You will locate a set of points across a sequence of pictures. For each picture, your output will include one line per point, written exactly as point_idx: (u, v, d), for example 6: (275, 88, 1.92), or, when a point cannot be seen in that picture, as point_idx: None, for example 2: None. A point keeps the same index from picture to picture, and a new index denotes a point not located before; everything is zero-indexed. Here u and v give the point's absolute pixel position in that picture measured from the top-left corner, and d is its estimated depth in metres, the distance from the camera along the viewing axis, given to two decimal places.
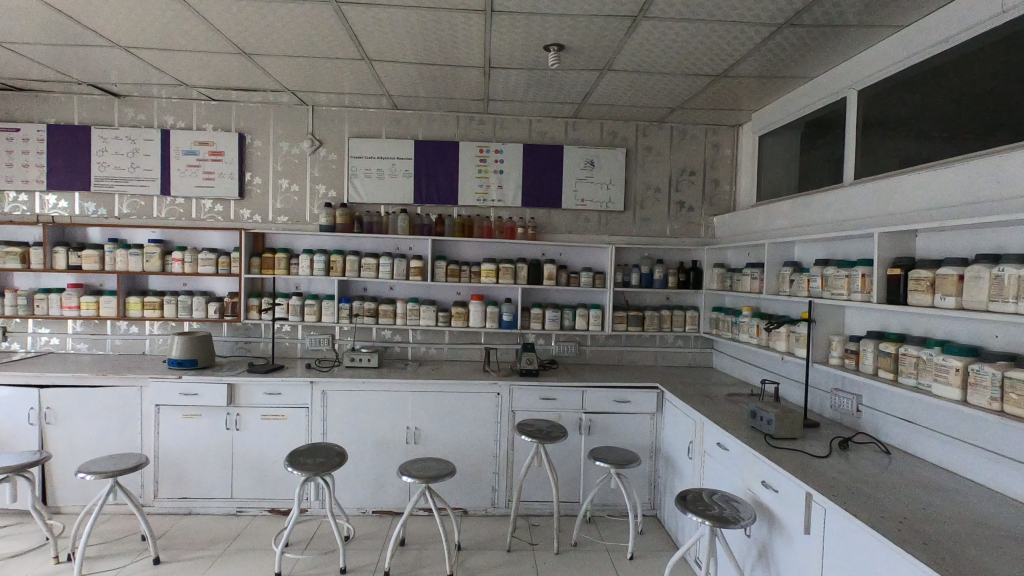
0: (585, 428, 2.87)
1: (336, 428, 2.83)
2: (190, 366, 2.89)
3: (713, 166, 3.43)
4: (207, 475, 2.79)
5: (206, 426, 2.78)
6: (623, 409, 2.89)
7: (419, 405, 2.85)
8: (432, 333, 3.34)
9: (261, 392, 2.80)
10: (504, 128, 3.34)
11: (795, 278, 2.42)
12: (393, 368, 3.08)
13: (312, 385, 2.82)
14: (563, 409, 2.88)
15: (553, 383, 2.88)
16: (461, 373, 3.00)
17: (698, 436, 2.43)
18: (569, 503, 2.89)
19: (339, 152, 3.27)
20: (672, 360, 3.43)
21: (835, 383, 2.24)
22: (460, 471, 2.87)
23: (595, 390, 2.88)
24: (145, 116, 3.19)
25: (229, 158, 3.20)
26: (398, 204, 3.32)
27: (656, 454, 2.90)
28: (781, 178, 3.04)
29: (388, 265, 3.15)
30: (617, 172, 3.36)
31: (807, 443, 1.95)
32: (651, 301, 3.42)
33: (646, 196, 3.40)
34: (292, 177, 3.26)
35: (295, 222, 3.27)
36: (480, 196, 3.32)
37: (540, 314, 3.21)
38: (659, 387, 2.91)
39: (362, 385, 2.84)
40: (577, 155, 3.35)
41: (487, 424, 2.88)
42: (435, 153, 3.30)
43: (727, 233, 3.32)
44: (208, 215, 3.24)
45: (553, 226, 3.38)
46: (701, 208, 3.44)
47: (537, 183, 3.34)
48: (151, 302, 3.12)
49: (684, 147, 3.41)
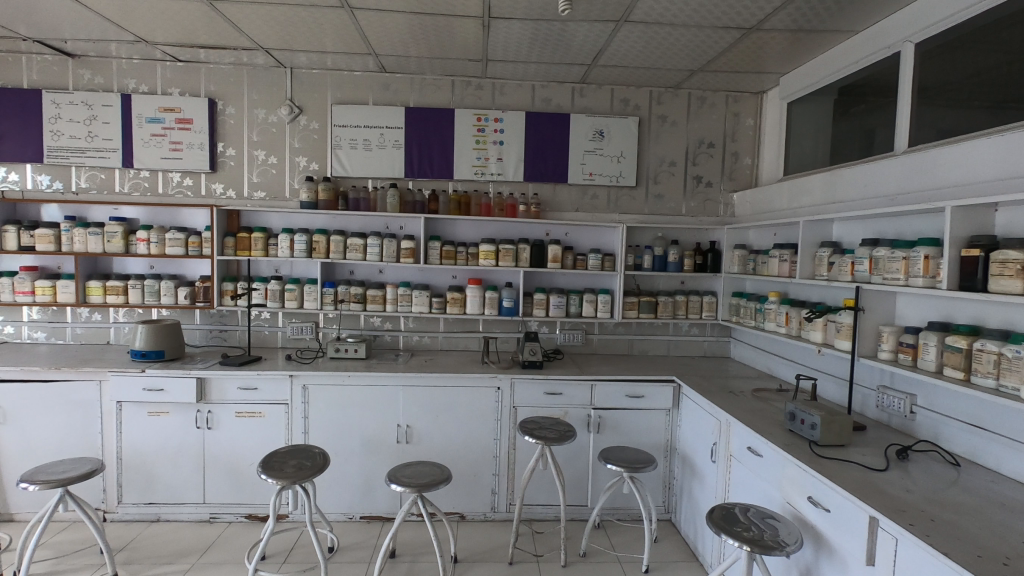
0: (594, 426, 2.61)
1: (319, 427, 2.56)
2: (155, 359, 2.60)
3: (733, 138, 3.13)
4: (177, 478, 2.53)
5: (174, 425, 2.51)
6: (635, 404, 2.63)
7: (411, 401, 2.58)
8: (425, 321, 3.05)
9: (235, 387, 2.52)
10: (504, 95, 3.02)
11: (834, 261, 2.14)
12: (382, 360, 2.80)
13: (292, 379, 2.55)
14: (570, 405, 2.62)
15: (559, 376, 2.61)
16: (457, 365, 2.73)
17: (723, 437, 2.17)
18: (577, 507, 2.64)
19: (321, 121, 2.95)
20: (687, 350, 3.16)
21: (882, 381, 1.96)
22: (456, 474, 2.61)
23: (606, 384, 2.62)
24: (103, 79, 2.85)
25: (198, 127, 2.88)
26: (387, 178, 3.00)
27: (671, 453, 2.65)
28: (812, 150, 2.73)
29: (377, 246, 2.86)
30: (629, 144, 3.05)
31: (857, 452, 1.69)
32: (664, 286, 3.14)
33: (660, 170, 3.10)
34: (269, 148, 2.93)
35: (274, 198, 2.95)
36: (478, 169, 3.01)
37: (544, 300, 2.93)
38: (676, 380, 2.65)
39: (348, 379, 2.56)
40: (584, 125, 3.04)
41: (487, 421, 2.62)
42: (428, 122, 2.98)
43: (749, 211, 3.03)
44: (177, 190, 2.92)
45: (558, 203, 3.07)
46: (720, 183, 3.14)
47: (540, 155, 3.02)
48: (113, 287, 2.81)
49: (703, 116, 3.10)
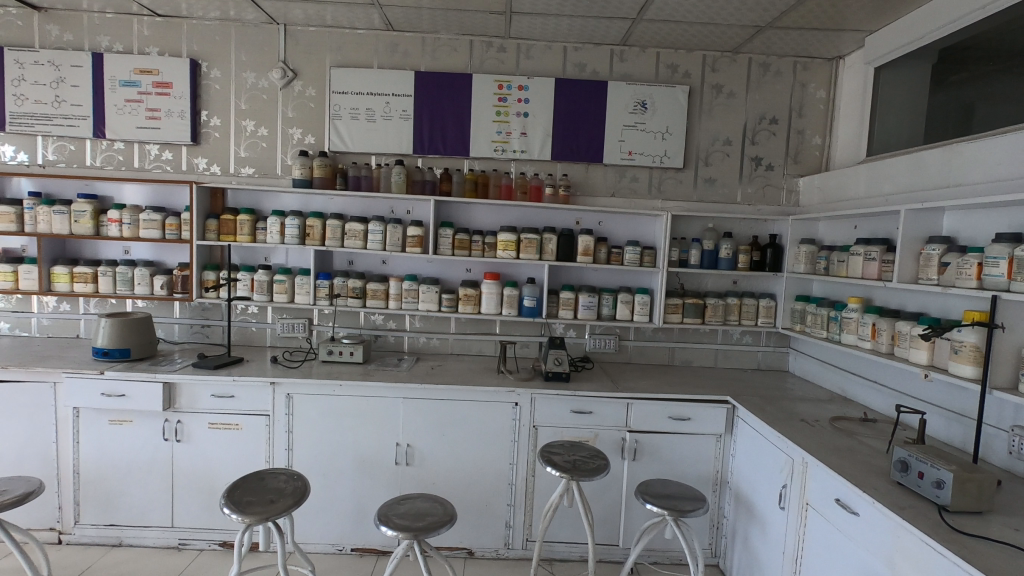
0: (630, 452, 2.19)
1: (305, 444, 2.19)
2: (119, 358, 2.24)
3: (800, 113, 2.64)
4: (141, 497, 2.18)
5: (138, 436, 2.16)
6: (680, 428, 2.20)
7: (414, 417, 2.19)
8: (435, 321, 2.65)
9: (208, 395, 2.16)
10: (529, 59, 2.58)
11: (950, 261, 1.67)
12: (382, 365, 2.41)
13: (274, 387, 2.17)
14: (601, 426, 2.20)
15: (588, 392, 2.18)
16: (469, 374, 2.33)
17: (797, 480, 1.73)
18: (606, 546, 2.23)
19: (318, 87, 2.56)
20: (737, 362, 2.71)
21: (1017, 421, 1.50)
22: (465, 503, 2.22)
23: (645, 404, 2.19)
24: (73, 37, 2.49)
25: (179, 92, 2.51)
26: (393, 154, 2.59)
27: (721, 486, 2.23)
28: (904, 125, 2.24)
29: (380, 232, 2.48)
30: (676, 118, 2.59)
31: (1002, 525, 1.24)
32: (714, 287, 2.69)
33: (712, 149, 2.63)
34: (259, 118, 2.55)
35: (264, 175, 2.57)
36: (498, 144, 2.59)
37: (571, 300, 2.53)
38: (730, 401, 2.21)
39: (340, 389, 2.18)
40: (624, 95, 2.58)
41: (502, 443, 2.21)
42: (440, 89, 2.56)
43: (818, 200, 2.55)
44: (155, 164, 2.56)
45: (590, 186, 2.63)
46: (783, 165, 2.66)
47: (571, 129, 2.58)
48: (80, 274, 2.47)
49: (765, 86, 2.62)
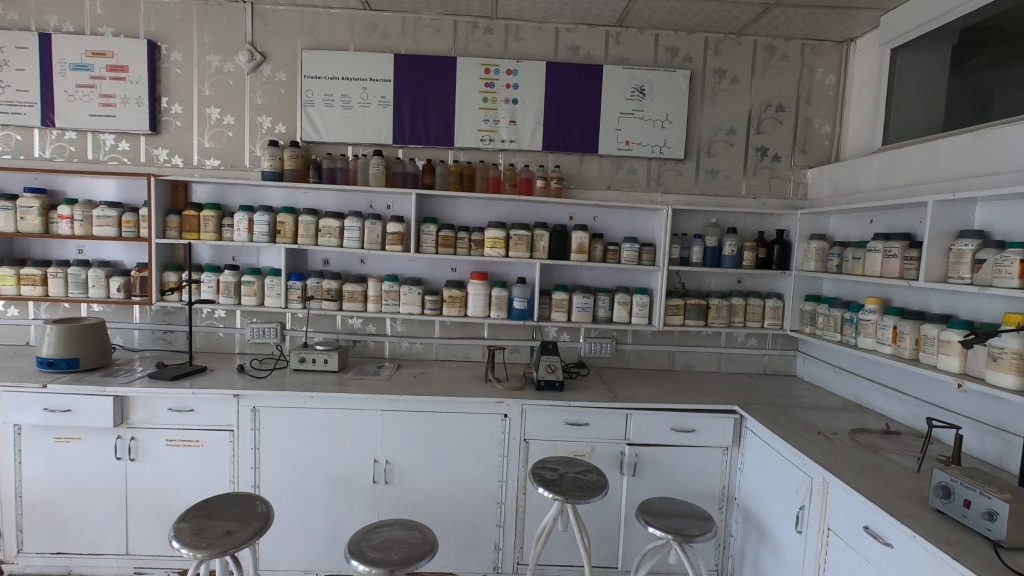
0: (629, 467, 2.01)
1: (274, 462, 1.99)
2: (67, 369, 2.03)
3: (808, 99, 2.47)
4: (92, 522, 1.98)
5: (87, 455, 1.95)
6: (683, 441, 2.02)
7: (393, 431, 2.00)
8: (417, 324, 2.46)
9: (165, 409, 1.95)
10: (519, 41, 2.39)
11: (985, 258, 1.51)
12: (360, 373, 2.22)
13: (238, 400, 1.97)
14: (598, 439, 2.02)
15: (583, 402, 2.00)
16: (454, 383, 2.14)
17: (816, 502, 1.56)
18: (604, 569, 2.05)
19: (289, 71, 2.35)
20: (742, 366, 2.54)
21: None
22: (450, 525, 2.03)
23: (646, 414, 2.01)
24: (18, 16, 2.27)
25: (135, 76, 2.29)
26: (371, 144, 2.39)
27: (728, 502, 2.05)
28: (922, 111, 2.07)
29: (357, 229, 2.29)
30: (677, 105, 2.41)
31: None
32: (717, 286, 2.51)
33: (715, 139, 2.45)
34: (225, 105, 2.35)
35: (231, 168, 2.37)
36: (485, 134, 2.39)
37: (565, 301, 2.34)
38: (738, 411, 2.03)
39: (311, 401, 1.98)
40: (621, 80, 2.40)
41: (490, 458, 2.02)
42: (422, 73, 2.36)
43: (828, 192, 2.38)
44: (110, 156, 2.34)
45: (584, 179, 2.44)
46: (790, 156, 2.48)
47: (563, 117, 2.40)
48: (28, 276, 2.26)
49: (771, 70, 2.44)
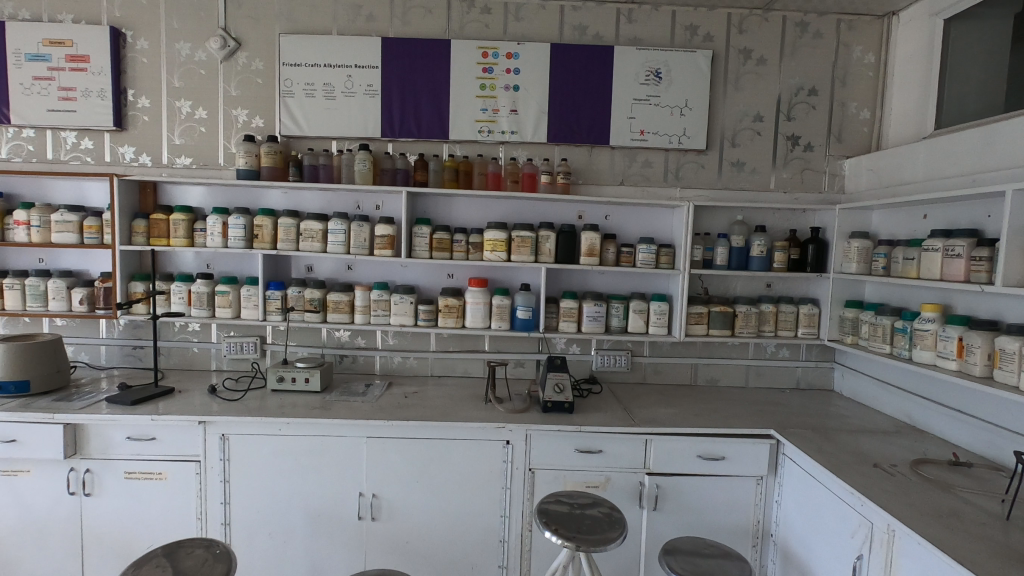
0: (649, 500, 1.76)
1: (246, 496, 1.76)
2: (17, 393, 1.82)
3: (845, 81, 2.21)
4: (42, 565, 1.76)
5: (37, 490, 1.73)
6: (711, 470, 1.77)
7: (381, 461, 1.76)
8: (411, 337, 2.22)
9: (123, 438, 1.73)
10: (519, 21, 2.15)
11: None
12: (345, 393, 1.99)
13: (205, 427, 1.74)
14: (614, 468, 1.77)
15: (596, 427, 1.75)
16: (450, 405, 1.90)
17: (878, 552, 1.30)
18: None
19: (267, 60, 2.13)
20: (772, 380, 2.28)
21: None
22: (446, 566, 1.79)
23: (669, 440, 1.76)
24: None
25: (97, 67, 2.08)
26: (357, 139, 2.16)
27: (763, 539, 1.80)
28: (980, 90, 1.80)
29: (342, 232, 2.05)
30: (696, 90, 2.16)
31: None
32: (744, 291, 2.25)
33: (740, 127, 2.20)
34: (197, 97, 2.13)
35: (204, 166, 2.15)
36: (484, 125, 2.16)
37: (574, 310, 2.10)
38: (775, 435, 1.77)
39: (286, 428, 1.75)
40: (633, 62, 2.15)
41: (490, 491, 1.78)
42: (413, 59, 2.13)
43: (869, 184, 2.12)
44: (72, 155, 2.13)
45: (594, 173, 2.20)
46: (824, 145, 2.22)
47: (570, 105, 2.15)
48: None
49: (803, 49, 2.18)
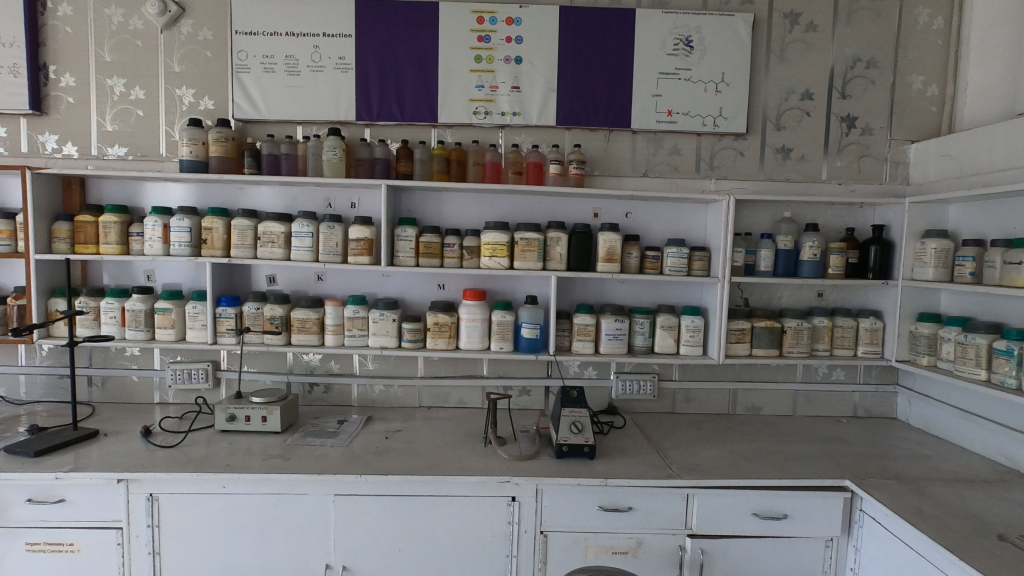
0: (693, 569, 1.40)
1: (183, 571, 1.39)
2: None
3: (910, 51, 1.85)
4: None
5: None
6: (770, 530, 1.41)
7: (353, 524, 1.39)
8: (395, 360, 1.86)
9: (22, 501, 1.36)
10: None
11: None
12: (313, 433, 1.62)
13: (128, 485, 1.37)
14: (648, 530, 1.40)
15: (625, 479, 1.38)
16: (442, 448, 1.53)
17: None
18: None
19: (218, 28, 1.77)
20: (825, 407, 1.92)
21: None
22: None
23: (716, 494, 1.40)
24: None
25: (8, 38, 1.71)
26: (328, 123, 1.80)
27: None
28: None
29: (309, 235, 1.69)
30: (734, 61, 1.81)
31: None
32: (791, 302, 1.90)
33: (786, 105, 1.84)
34: (132, 75, 1.76)
35: (143, 157, 1.78)
36: (480, 105, 1.79)
37: (591, 327, 1.74)
38: (849, 487, 1.41)
39: (233, 484, 1.38)
40: (659, 28, 1.79)
41: (492, 558, 1.41)
42: (393, 26, 1.77)
43: (941, 173, 1.76)
44: None
45: (612, 163, 1.84)
46: (885, 127, 1.87)
47: (583, 81, 1.79)
48: None
49: (860, 13, 1.83)
